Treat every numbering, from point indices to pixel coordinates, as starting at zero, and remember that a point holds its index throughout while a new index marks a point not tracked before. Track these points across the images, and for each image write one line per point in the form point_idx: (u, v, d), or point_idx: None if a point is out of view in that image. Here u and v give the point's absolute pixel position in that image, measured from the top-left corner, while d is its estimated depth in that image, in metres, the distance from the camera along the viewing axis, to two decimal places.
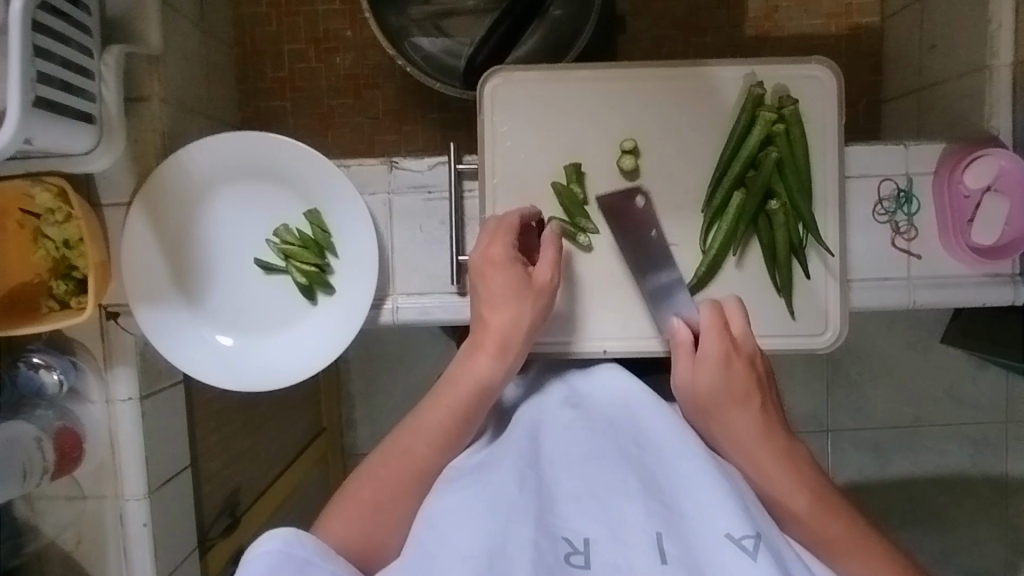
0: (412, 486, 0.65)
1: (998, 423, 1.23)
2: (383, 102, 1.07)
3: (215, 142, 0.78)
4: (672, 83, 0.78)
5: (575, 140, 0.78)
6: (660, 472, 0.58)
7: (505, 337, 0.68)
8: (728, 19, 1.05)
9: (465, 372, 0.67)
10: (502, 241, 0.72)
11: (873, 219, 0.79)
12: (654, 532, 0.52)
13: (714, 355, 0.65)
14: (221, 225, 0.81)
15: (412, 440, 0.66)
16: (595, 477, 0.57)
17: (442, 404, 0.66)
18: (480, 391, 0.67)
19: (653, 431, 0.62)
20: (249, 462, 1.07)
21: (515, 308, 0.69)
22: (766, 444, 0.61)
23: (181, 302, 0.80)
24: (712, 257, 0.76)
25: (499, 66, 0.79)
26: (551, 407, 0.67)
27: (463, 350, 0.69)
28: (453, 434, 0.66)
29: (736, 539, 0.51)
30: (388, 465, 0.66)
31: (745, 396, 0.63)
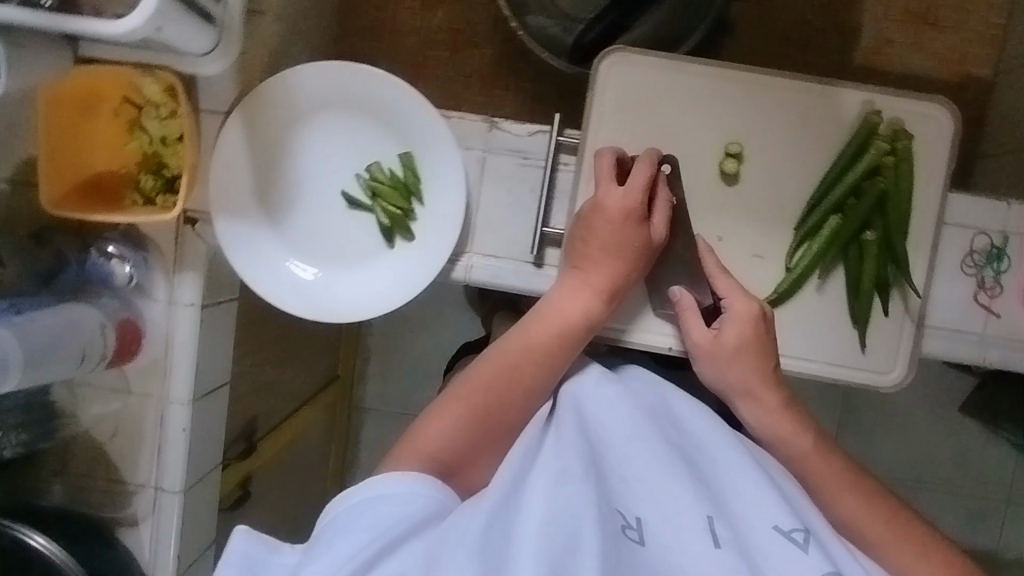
0: (500, 408, 0.70)
1: (1004, 501, 1.23)
2: (479, 61, 1.06)
3: (326, 67, 0.78)
4: (789, 96, 0.77)
5: (682, 133, 0.78)
6: (705, 463, 0.60)
7: (613, 284, 0.73)
8: (840, 45, 1.03)
9: (570, 307, 0.72)
10: (637, 189, 0.73)
11: (960, 270, 0.78)
12: (707, 513, 0.54)
13: (744, 314, 0.72)
14: (314, 151, 0.81)
15: (506, 362, 0.71)
16: (647, 457, 0.58)
17: (539, 333, 0.71)
18: (580, 327, 0.72)
19: (693, 425, 0.65)
20: (269, 395, 1.10)
21: (628, 258, 0.73)
22: (772, 393, 0.71)
23: (263, 220, 0.80)
24: (796, 276, 0.76)
25: (619, 45, 0.78)
26: (592, 386, 0.69)
27: (560, 291, 0.73)
28: (547, 363, 0.71)
29: (786, 531, 0.53)
30: (479, 386, 0.70)
31: (763, 351, 0.72)
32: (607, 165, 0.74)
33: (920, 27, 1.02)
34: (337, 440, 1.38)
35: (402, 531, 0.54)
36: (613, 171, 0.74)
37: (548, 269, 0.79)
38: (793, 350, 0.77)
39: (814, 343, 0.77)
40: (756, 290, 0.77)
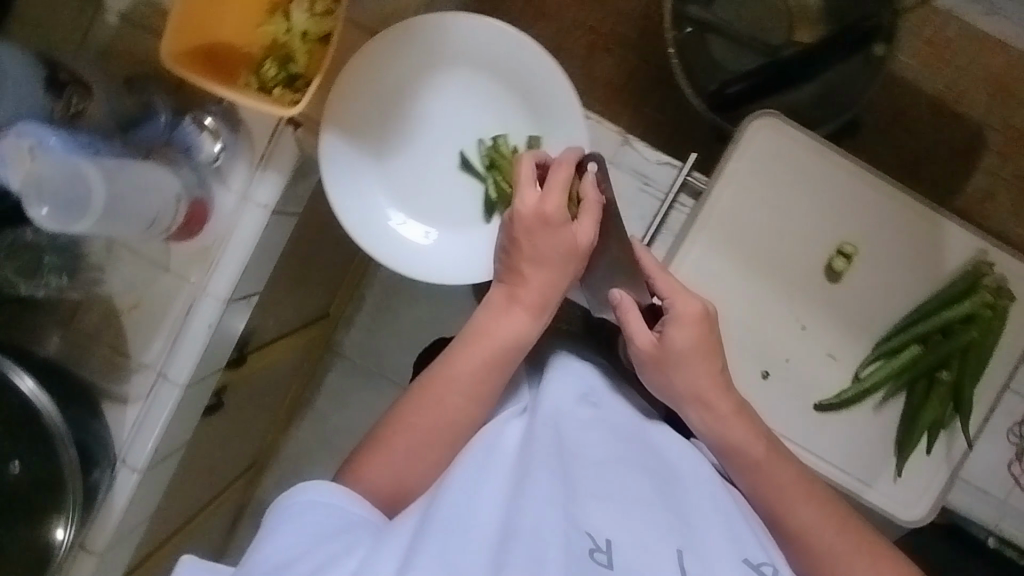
0: (447, 434, 0.70)
1: None
2: (606, 69, 1.03)
3: (487, 25, 0.75)
4: (914, 217, 0.77)
5: (801, 216, 0.77)
6: (679, 493, 0.65)
7: (544, 297, 0.71)
8: (948, 181, 1.02)
9: (502, 325, 0.71)
10: (555, 194, 0.69)
11: (1005, 435, 0.80)
12: (679, 547, 0.59)
13: (687, 315, 0.71)
14: (444, 102, 0.78)
15: (447, 384, 0.70)
16: (616, 484, 0.62)
17: (472, 356, 0.70)
18: (507, 343, 0.70)
19: (670, 455, 0.69)
20: (274, 313, 1.05)
21: (557, 269, 0.71)
22: (725, 399, 0.71)
23: (370, 151, 0.77)
24: (861, 389, 0.76)
25: (772, 111, 0.77)
26: (568, 400, 0.70)
27: (501, 305, 0.72)
28: (486, 384, 0.70)
29: (753, 564, 0.61)
30: (423, 410, 0.70)
31: (712, 353, 0.71)
32: (528, 170, 0.72)
33: None
34: (301, 375, 1.38)
35: (337, 539, 0.58)
36: (531, 176, 0.71)
37: None
38: (832, 455, 0.78)
39: (852, 456, 0.78)
40: (817, 388, 0.78)
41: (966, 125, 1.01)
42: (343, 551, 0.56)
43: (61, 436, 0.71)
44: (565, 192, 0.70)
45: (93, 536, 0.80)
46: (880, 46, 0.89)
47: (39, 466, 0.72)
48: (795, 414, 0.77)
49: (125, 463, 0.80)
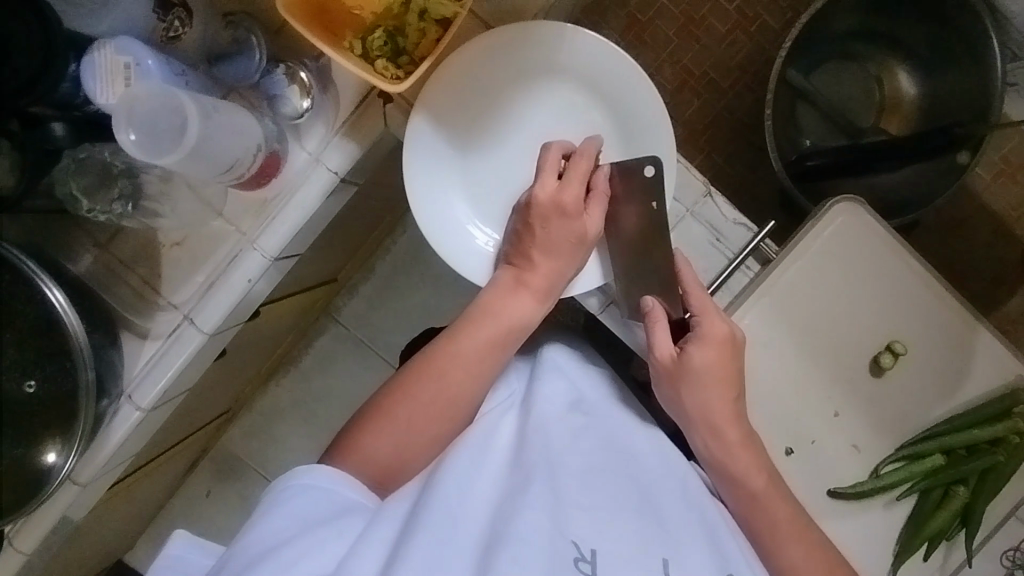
0: (440, 418, 0.68)
1: None
2: (690, 111, 1.05)
3: (601, 47, 0.74)
4: (969, 331, 0.77)
5: (860, 305, 0.77)
6: (660, 501, 0.66)
7: (552, 284, 0.71)
8: (985, 296, 1.05)
9: (508, 308, 0.70)
10: (574, 185, 0.71)
11: (999, 557, 0.80)
12: (662, 557, 0.60)
13: (715, 337, 0.69)
14: (538, 112, 0.77)
15: (445, 363, 0.68)
16: (600, 491, 0.63)
17: (471, 336, 0.69)
18: (513, 326, 0.70)
19: (651, 464, 0.70)
20: (297, 272, 1.00)
21: (565, 258, 0.71)
22: (735, 426, 0.70)
23: (453, 143, 0.76)
24: (878, 486, 0.76)
25: (856, 196, 0.77)
26: (558, 405, 0.71)
27: (507, 289, 0.71)
28: (482, 365, 0.69)
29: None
30: (421, 390, 0.68)
31: (729, 378, 0.70)
32: (552, 159, 0.73)
33: None
34: (295, 332, 1.34)
35: (328, 524, 0.56)
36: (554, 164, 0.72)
37: None
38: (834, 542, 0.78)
39: (853, 550, 0.78)
40: (836, 476, 0.78)
41: (1016, 247, 1.04)
42: (335, 539, 0.55)
43: (84, 359, 0.69)
44: (583, 184, 0.72)
45: (82, 467, 0.78)
46: (963, 153, 0.90)
47: (54, 383, 0.70)
48: (808, 496, 0.78)
49: (130, 400, 0.77)
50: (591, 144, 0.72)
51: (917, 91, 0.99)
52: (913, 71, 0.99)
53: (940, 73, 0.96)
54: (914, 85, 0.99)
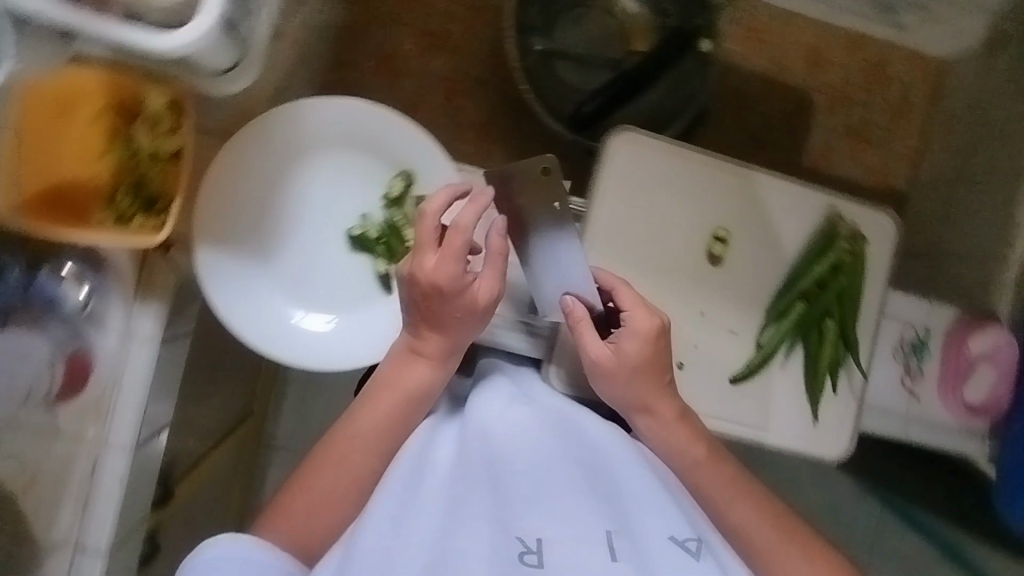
0: (353, 486, 0.68)
1: None
2: (468, 115, 1.08)
3: (343, 108, 0.76)
4: (769, 190, 0.85)
5: (675, 214, 0.83)
6: (610, 477, 0.62)
7: (449, 350, 0.71)
8: (791, 143, 1.14)
9: (406, 379, 0.70)
10: (451, 263, 0.67)
11: (891, 357, 0.90)
12: (605, 531, 0.55)
13: (641, 329, 0.73)
14: (317, 189, 0.77)
15: (352, 443, 0.69)
16: (547, 477, 0.59)
17: (376, 412, 0.70)
18: (413, 399, 0.70)
19: (601, 439, 0.66)
20: (189, 435, 0.96)
21: (459, 327, 0.70)
22: (668, 407, 0.73)
23: (249, 255, 0.74)
24: (763, 353, 0.84)
25: (626, 126, 0.83)
26: (496, 407, 0.67)
27: (406, 361, 0.71)
28: (389, 437, 0.70)
29: (680, 541, 0.57)
30: (331, 468, 0.68)
31: (657, 368, 0.73)
32: (427, 227, 0.68)
33: (858, 140, 1.15)
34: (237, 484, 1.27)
35: None
36: (432, 235, 0.68)
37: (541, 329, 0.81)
38: (756, 419, 0.84)
39: (777, 417, 0.84)
40: (729, 363, 0.84)
41: (792, 93, 1.13)
42: None
43: None
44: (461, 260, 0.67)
45: None
46: (703, 42, 0.98)
47: None
48: (717, 392, 0.83)
49: None
50: (478, 198, 0.68)
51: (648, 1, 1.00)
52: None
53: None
54: None
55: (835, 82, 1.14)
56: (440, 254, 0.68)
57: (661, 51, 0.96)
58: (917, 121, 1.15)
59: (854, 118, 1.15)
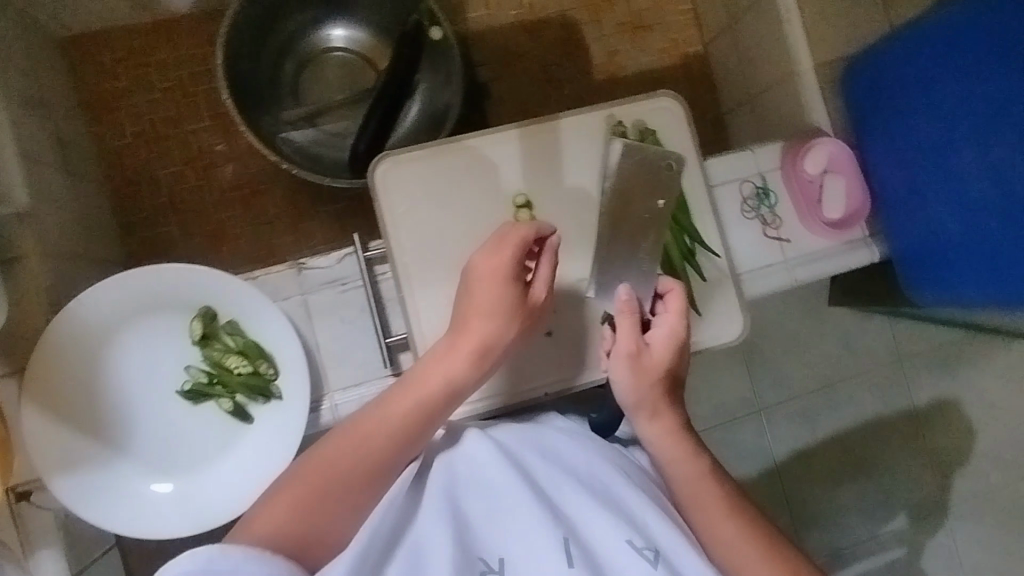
0: (367, 472, 0.60)
1: (893, 363, 1.37)
2: (274, 206, 1.04)
3: (112, 286, 0.74)
4: (546, 133, 0.84)
5: (470, 206, 0.82)
6: (574, 487, 0.62)
7: (485, 345, 0.66)
8: (577, 68, 1.12)
9: (433, 372, 0.65)
10: (506, 251, 0.68)
11: (743, 217, 0.89)
12: (562, 540, 0.56)
13: (670, 327, 0.73)
14: (134, 366, 0.76)
15: (382, 425, 0.62)
16: (509, 504, 0.59)
17: (406, 402, 0.63)
18: (448, 394, 0.65)
19: (562, 452, 0.65)
20: None
21: (496, 320, 0.67)
22: (671, 413, 0.71)
23: (100, 461, 0.73)
24: (620, 283, 0.81)
25: (385, 152, 0.82)
26: (461, 443, 0.65)
27: (442, 351, 0.66)
28: (417, 432, 0.63)
29: (638, 548, 0.58)
30: (351, 447, 0.60)
31: (676, 377, 0.73)
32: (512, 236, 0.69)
33: (636, 30, 1.13)
34: None
35: None
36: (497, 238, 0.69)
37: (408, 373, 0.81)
38: None
39: None
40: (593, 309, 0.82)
41: (552, 23, 1.11)
42: None
43: None
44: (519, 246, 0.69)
45: None
46: (434, 30, 0.94)
47: None
48: (596, 341, 0.82)
49: None
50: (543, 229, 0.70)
51: (364, 26, 1.01)
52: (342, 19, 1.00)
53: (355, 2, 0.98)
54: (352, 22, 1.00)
55: None
56: (493, 252, 0.69)
57: (401, 56, 0.92)
58: None
59: (621, 13, 1.13)
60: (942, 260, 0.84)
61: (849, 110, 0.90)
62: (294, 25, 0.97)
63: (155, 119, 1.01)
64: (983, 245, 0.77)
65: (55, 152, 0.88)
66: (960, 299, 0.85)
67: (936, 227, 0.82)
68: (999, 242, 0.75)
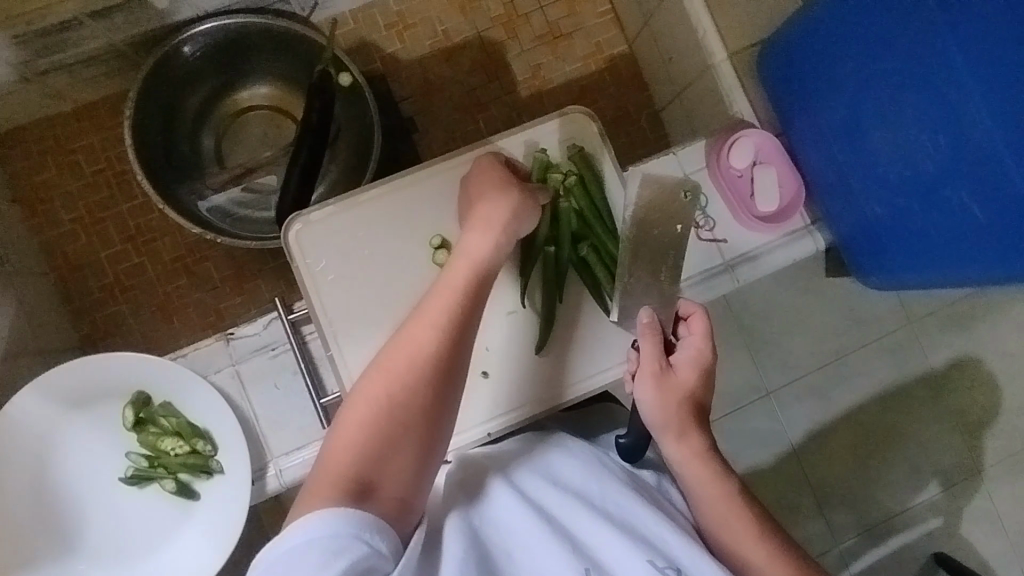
0: (419, 381, 0.56)
1: (900, 327, 1.31)
2: (218, 270, 1.05)
3: (39, 385, 0.75)
4: (457, 169, 0.83)
5: (389, 254, 0.81)
6: (587, 506, 0.58)
7: (495, 221, 0.67)
8: (502, 88, 1.10)
9: (459, 265, 0.64)
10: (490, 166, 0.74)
11: None
12: (583, 571, 0.52)
13: (695, 354, 0.65)
14: (75, 459, 0.78)
15: (422, 323, 0.59)
16: (523, 530, 0.56)
17: (442, 291, 0.62)
18: (479, 276, 0.63)
19: (570, 472, 0.62)
20: None
21: (500, 205, 0.68)
22: (702, 435, 0.64)
23: (53, 556, 0.76)
24: (546, 314, 0.79)
25: (297, 213, 0.82)
26: (467, 473, 0.62)
27: (464, 239, 0.67)
28: (461, 319, 0.60)
29: (659, 566, 0.53)
30: (402, 348, 0.58)
31: (702, 401, 0.65)
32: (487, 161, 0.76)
33: (556, 39, 1.11)
34: None
35: None
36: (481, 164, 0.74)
37: None
38: (584, 369, 0.81)
39: (600, 356, 0.81)
40: (523, 342, 0.80)
41: (469, 47, 1.09)
42: None
43: None
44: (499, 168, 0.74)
45: None
46: (342, 77, 0.95)
47: None
48: (530, 374, 0.80)
49: None
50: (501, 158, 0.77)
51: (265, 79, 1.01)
52: (248, 77, 1.00)
53: (254, 59, 0.98)
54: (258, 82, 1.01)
55: (498, 9, 1.10)
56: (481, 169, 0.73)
57: (313, 109, 0.92)
58: None
59: (538, 24, 1.11)
60: (874, 243, 0.80)
61: (771, 99, 0.87)
62: (202, 92, 0.98)
63: (89, 203, 1.04)
64: (907, 227, 0.74)
65: None
66: (900, 281, 0.82)
67: (862, 211, 0.79)
68: (921, 224, 0.72)
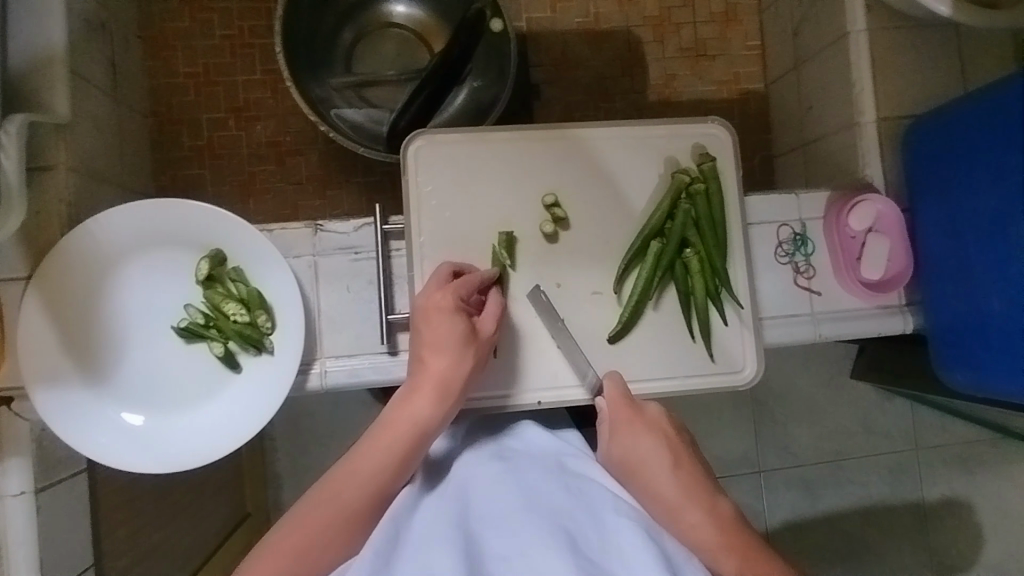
0: (344, 525, 0.57)
1: (908, 449, 1.28)
2: (306, 168, 1.04)
3: (127, 210, 0.74)
4: (589, 138, 0.82)
5: (499, 199, 0.80)
6: (592, 526, 0.52)
7: (444, 381, 0.65)
8: (633, 84, 1.10)
9: (401, 413, 0.63)
10: (455, 289, 0.70)
11: (776, 261, 0.86)
12: None
13: (628, 417, 0.64)
14: (132, 294, 0.76)
15: (352, 482, 0.59)
16: (522, 529, 0.51)
17: (376, 450, 0.61)
18: (416, 433, 0.62)
19: (579, 484, 0.58)
20: None
21: (454, 353, 0.67)
22: (694, 502, 0.57)
23: (79, 380, 0.73)
24: (633, 304, 0.79)
25: (422, 130, 0.81)
26: (480, 469, 0.60)
27: (407, 392, 0.65)
28: (389, 482, 0.60)
29: None
30: (319, 507, 0.58)
31: (669, 457, 0.61)
32: (442, 274, 0.73)
33: (698, 57, 1.11)
34: None
35: None
36: (439, 279, 0.72)
37: (404, 354, 0.79)
38: (649, 371, 0.80)
39: (670, 361, 0.80)
40: (602, 325, 0.80)
41: (615, 37, 1.10)
42: None
43: None
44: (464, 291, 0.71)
45: None
46: (494, 22, 0.95)
47: None
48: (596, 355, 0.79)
49: None
50: (489, 274, 0.75)
51: (422, 3, 1.02)
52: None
53: None
54: (414, 4, 1.03)
55: (654, 11, 1.11)
56: (442, 289, 0.70)
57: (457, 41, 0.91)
58: (746, 20, 1.13)
59: (686, 38, 1.11)
60: (980, 340, 0.77)
61: (905, 172, 0.86)
62: None
63: (209, 63, 1.04)
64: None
65: (106, 74, 0.89)
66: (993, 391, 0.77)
67: (979, 306, 0.76)
68: None
